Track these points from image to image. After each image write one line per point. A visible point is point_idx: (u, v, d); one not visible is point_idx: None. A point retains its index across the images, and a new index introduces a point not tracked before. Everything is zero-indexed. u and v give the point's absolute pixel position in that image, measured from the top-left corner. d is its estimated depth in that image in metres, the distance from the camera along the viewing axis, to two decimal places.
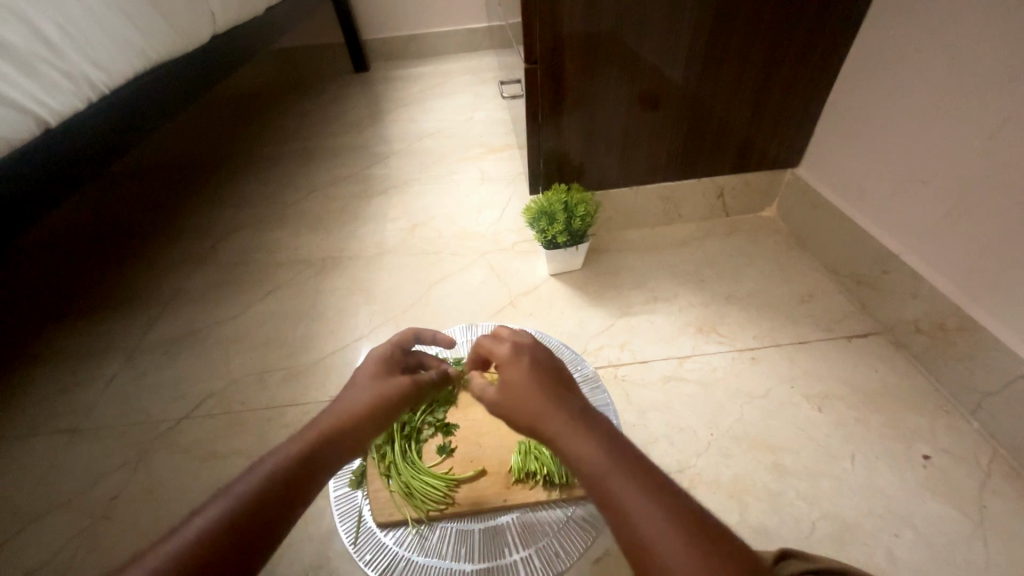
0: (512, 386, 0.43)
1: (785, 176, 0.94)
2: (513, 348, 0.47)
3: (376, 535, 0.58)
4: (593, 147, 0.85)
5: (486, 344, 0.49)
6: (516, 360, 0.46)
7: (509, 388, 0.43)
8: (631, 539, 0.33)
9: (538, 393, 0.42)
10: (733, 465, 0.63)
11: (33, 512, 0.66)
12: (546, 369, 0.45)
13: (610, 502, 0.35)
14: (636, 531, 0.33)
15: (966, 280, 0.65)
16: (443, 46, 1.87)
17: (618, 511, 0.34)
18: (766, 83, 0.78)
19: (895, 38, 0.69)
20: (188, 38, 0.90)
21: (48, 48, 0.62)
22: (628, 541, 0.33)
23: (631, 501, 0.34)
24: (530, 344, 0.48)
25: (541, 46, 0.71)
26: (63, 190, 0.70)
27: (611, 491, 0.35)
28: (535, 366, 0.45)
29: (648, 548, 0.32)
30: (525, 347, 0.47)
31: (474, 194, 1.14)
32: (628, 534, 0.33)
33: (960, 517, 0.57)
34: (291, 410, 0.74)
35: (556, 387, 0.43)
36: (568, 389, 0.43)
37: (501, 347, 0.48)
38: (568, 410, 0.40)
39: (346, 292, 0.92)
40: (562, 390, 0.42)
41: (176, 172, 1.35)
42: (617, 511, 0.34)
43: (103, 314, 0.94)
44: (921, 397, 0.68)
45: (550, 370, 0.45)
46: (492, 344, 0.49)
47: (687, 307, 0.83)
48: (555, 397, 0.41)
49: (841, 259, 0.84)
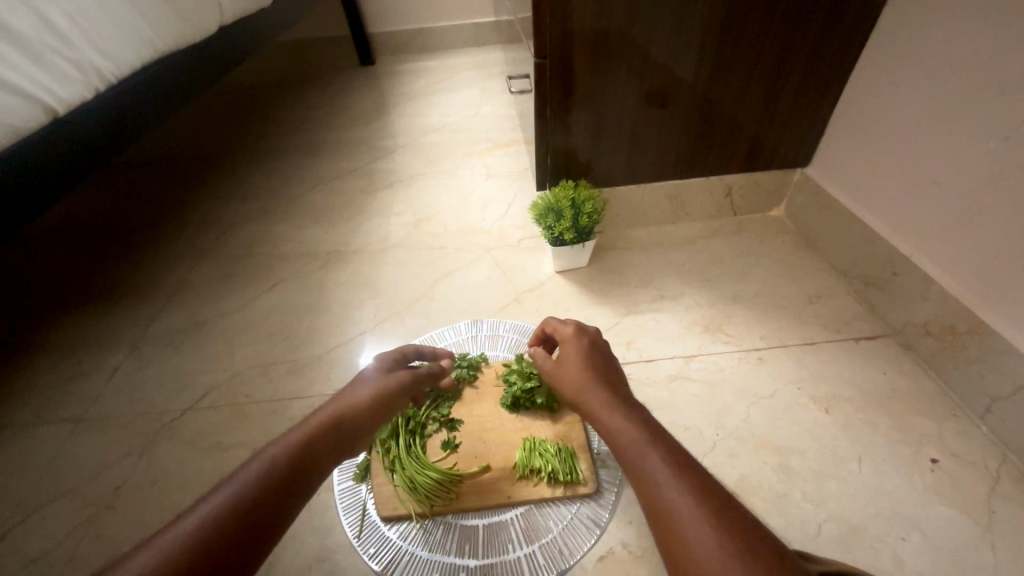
0: (566, 360, 0.53)
1: (794, 175, 0.93)
2: (578, 331, 0.57)
3: (380, 529, 0.58)
4: (602, 144, 0.84)
5: (554, 328, 0.60)
6: (573, 343, 0.55)
7: (566, 364, 0.52)
8: (655, 505, 0.36)
9: (587, 371, 0.50)
10: (739, 465, 0.62)
11: (39, 501, 0.67)
12: (599, 356, 0.54)
13: (639, 472, 0.39)
14: (658, 498, 0.36)
15: (978, 284, 0.64)
16: (449, 40, 1.86)
17: (646, 481, 0.38)
18: (778, 82, 0.77)
19: (910, 38, 0.68)
20: (195, 28, 0.90)
21: (56, 36, 0.62)
22: (651, 507, 0.36)
23: (658, 472, 0.37)
24: (582, 333, 0.56)
25: (552, 39, 0.70)
26: (68, 179, 0.70)
27: (641, 462, 0.39)
28: (591, 353, 0.53)
29: (667, 511, 0.35)
30: (577, 334, 0.56)
31: (480, 189, 1.14)
32: (652, 501, 0.37)
33: (968, 521, 0.56)
34: (296, 402, 0.74)
35: (603, 372, 0.51)
36: (614, 377, 0.50)
37: (567, 329, 0.58)
38: (608, 393, 0.47)
39: (351, 286, 0.92)
40: (609, 377, 0.50)
41: (182, 163, 1.34)
42: (644, 479, 0.38)
43: (109, 304, 0.94)
44: (930, 401, 0.68)
45: (599, 358, 0.53)
46: (559, 326, 0.59)
47: (694, 306, 0.82)
48: (601, 380, 0.49)
49: (851, 260, 0.83)
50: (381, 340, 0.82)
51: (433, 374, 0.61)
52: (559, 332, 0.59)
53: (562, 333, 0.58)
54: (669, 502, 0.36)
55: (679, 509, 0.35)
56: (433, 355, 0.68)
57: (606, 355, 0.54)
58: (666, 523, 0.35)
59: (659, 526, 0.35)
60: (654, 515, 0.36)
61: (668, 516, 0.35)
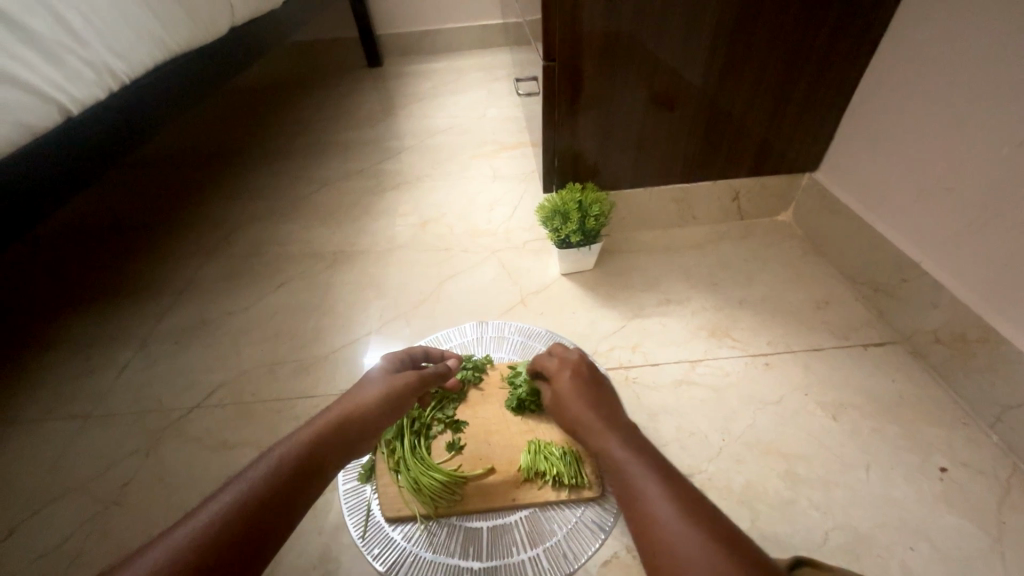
0: (558, 391, 0.57)
1: (802, 179, 0.92)
2: (562, 362, 0.60)
3: (385, 529, 0.58)
4: (609, 147, 0.84)
5: (540, 360, 0.63)
6: (560, 373, 0.58)
7: (558, 395, 0.57)
8: (639, 516, 0.38)
9: (582, 398, 0.54)
10: (745, 471, 0.62)
11: (48, 496, 0.67)
12: (591, 382, 0.57)
13: (627, 486, 0.41)
14: (642, 507, 0.38)
15: (989, 292, 0.63)
16: (457, 41, 1.86)
17: (631, 493, 0.40)
18: (787, 88, 0.77)
19: (920, 43, 0.67)
20: (207, 30, 0.90)
21: (72, 37, 0.62)
22: (636, 517, 0.39)
23: (641, 483, 0.40)
24: (569, 361, 0.59)
25: (561, 45, 0.71)
26: (80, 178, 0.70)
27: (627, 476, 0.42)
28: (591, 380, 0.57)
29: (648, 520, 0.37)
30: (563, 364, 0.59)
31: (486, 190, 1.14)
32: (636, 509, 0.39)
33: (978, 532, 0.56)
34: (302, 402, 0.75)
35: (601, 399, 0.54)
36: (613, 408, 0.53)
37: (552, 361, 0.61)
38: (604, 419, 0.50)
39: (358, 287, 0.93)
40: (607, 403, 0.54)
41: (190, 162, 1.35)
42: (631, 493, 0.40)
43: (118, 301, 0.95)
44: (938, 409, 0.67)
45: (591, 383, 0.57)
46: (546, 358, 0.62)
47: (700, 311, 0.82)
48: (598, 407, 0.52)
49: (859, 266, 0.83)
50: (386, 340, 0.83)
51: (442, 373, 0.61)
52: (545, 364, 0.62)
53: (549, 365, 0.61)
54: (650, 511, 0.38)
55: (658, 516, 0.37)
56: (442, 357, 0.68)
57: (599, 380, 0.58)
58: (647, 530, 0.37)
59: (642, 534, 0.37)
60: (638, 524, 0.38)
61: (649, 523, 0.37)
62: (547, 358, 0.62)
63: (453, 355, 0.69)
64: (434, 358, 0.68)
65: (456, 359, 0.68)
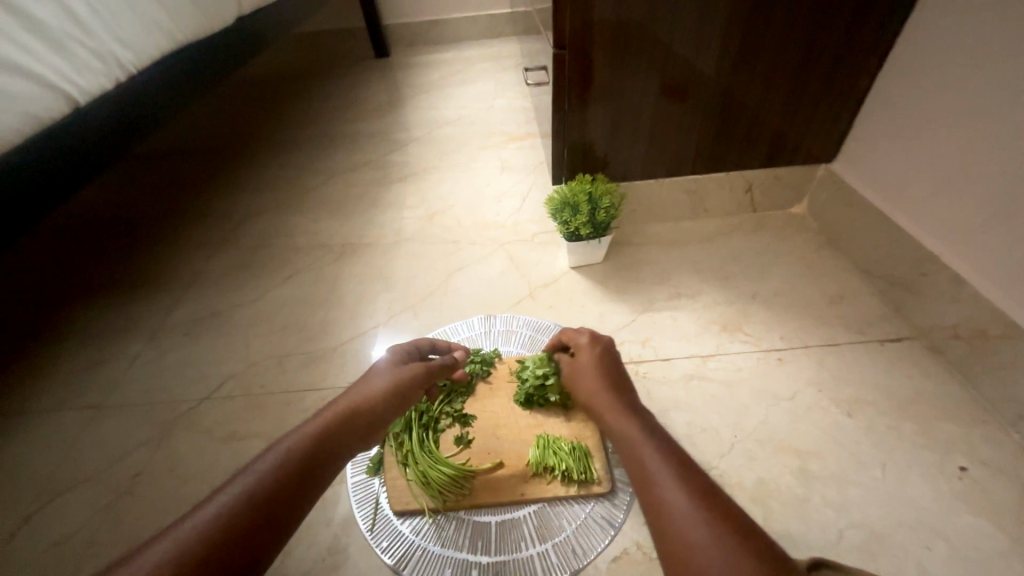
0: (581, 367, 0.56)
1: (818, 171, 0.90)
2: (592, 340, 0.59)
3: (393, 523, 0.58)
4: (620, 138, 0.82)
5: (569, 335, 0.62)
6: (588, 350, 0.58)
7: (578, 371, 0.56)
8: (650, 500, 0.37)
9: (602, 378, 0.53)
10: (757, 468, 0.61)
11: (60, 485, 0.68)
12: (612, 364, 0.55)
13: (638, 470, 0.40)
14: (655, 493, 0.37)
15: (1012, 288, 0.62)
16: (464, 31, 1.84)
17: (643, 478, 0.39)
18: (804, 77, 0.75)
19: (944, 31, 0.65)
20: (213, 18, 0.90)
21: (78, 26, 0.62)
22: (647, 501, 0.38)
23: (654, 468, 0.39)
24: (599, 341, 0.58)
25: (572, 31, 0.69)
26: (88, 170, 0.70)
27: (640, 461, 0.41)
28: (606, 364, 0.55)
29: (660, 506, 0.36)
30: (592, 342, 0.58)
31: (494, 182, 1.13)
32: (647, 493, 0.38)
33: (997, 532, 0.54)
34: (310, 394, 0.75)
35: (617, 383, 0.53)
36: (629, 392, 0.52)
37: (581, 337, 0.60)
38: (618, 402, 0.49)
39: (365, 279, 0.92)
40: (622, 387, 0.52)
41: (198, 154, 1.35)
42: (642, 477, 0.39)
43: (127, 293, 0.95)
44: (957, 407, 0.66)
45: (612, 364, 0.56)
46: (575, 333, 0.61)
47: (711, 305, 0.81)
48: (614, 389, 0.51)
49: (877, 260, 0.81)
50: (394, 333, 0.82)
51: (449, 365, 0.60)
52: (573, 339, 0.61)
53: (577, 340, 0.60)
54: (663, 497, 0.37)
55: (670, 503, 0.36)
56: (449, 348, 0.67)
57: (620, 364, 0.56)
58: (658, 515, 0.36)
59: (653, 518, 0.36)
60: (649, 508, 0.37)
61: (661, 509, 0.36)
62: (576, 334, 0.61)
63: (461, 348, 0.68)
64: (440, 348, 0.67)
65: (463, 352, 0.67)
